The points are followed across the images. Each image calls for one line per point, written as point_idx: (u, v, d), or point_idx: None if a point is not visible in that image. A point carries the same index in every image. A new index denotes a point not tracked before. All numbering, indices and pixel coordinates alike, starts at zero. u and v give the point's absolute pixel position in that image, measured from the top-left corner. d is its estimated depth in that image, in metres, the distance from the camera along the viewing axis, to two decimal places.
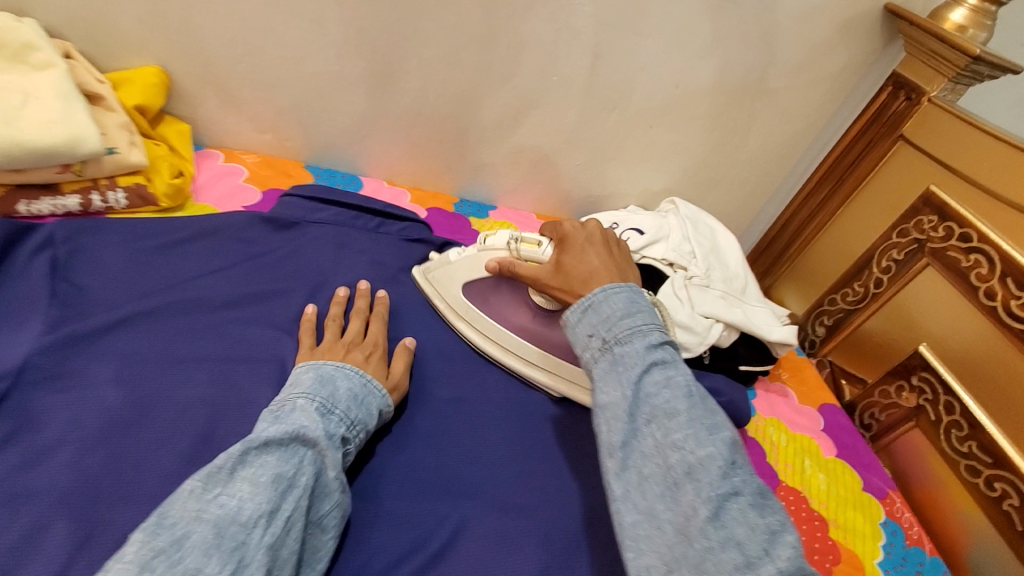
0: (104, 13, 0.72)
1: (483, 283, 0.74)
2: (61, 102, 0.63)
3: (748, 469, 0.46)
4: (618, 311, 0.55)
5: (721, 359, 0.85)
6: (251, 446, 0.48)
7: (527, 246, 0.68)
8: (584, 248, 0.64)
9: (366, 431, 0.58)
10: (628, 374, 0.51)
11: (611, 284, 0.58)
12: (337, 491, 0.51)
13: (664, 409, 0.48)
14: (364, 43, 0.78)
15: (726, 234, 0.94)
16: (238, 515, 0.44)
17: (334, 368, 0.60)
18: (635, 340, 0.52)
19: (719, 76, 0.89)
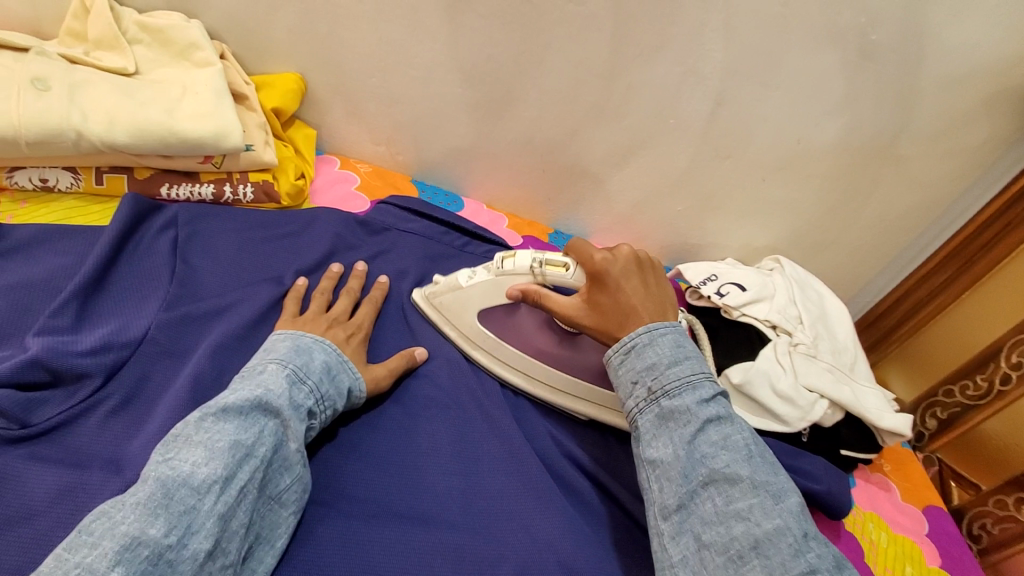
0: (260, 21, 0.77)
1: (495, 310, 0.71)
2: (215, 99, 0.67)
3: (820, 542, 0.45)
4: (665, 359, 0.55)
5: (821, 440, 0.78)
6: (207, 413, 0.48)
7: (552, 270, 0.65)
8: (618, 281, 0.61)
9: (335, 410, 0.57)
10: (680, 431, 0.51)
11: (656, 325, 0.58)
12: (297, 465, 0.51)
13: (724, 473, 0.48)
14: (489, 69, 0.80)
15: (835, 300, 0.88)
16: (190, 479, 0.44)
17: (312, 342, 0.60)
18: (685, 394, 0.53)
19: (845, 137, 0.84)
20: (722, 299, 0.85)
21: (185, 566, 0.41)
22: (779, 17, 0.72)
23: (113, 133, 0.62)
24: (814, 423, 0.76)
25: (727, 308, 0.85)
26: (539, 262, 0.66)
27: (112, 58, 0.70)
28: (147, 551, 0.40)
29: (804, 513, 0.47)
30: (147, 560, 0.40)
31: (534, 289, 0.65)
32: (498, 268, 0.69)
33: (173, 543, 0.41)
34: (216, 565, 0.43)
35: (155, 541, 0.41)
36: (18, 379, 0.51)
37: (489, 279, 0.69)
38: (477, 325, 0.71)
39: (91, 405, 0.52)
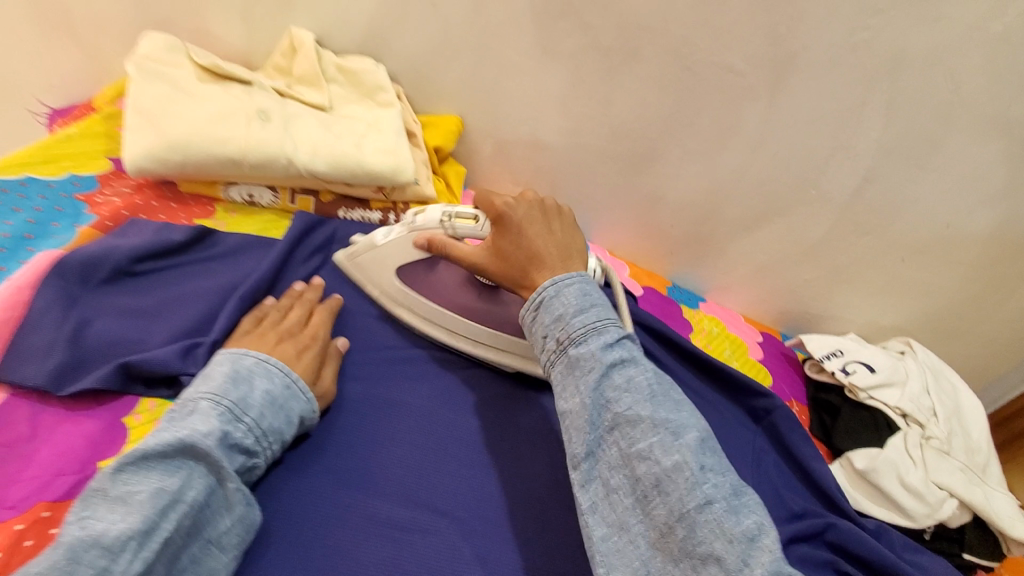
0: (434, 69, 0.85)
1: (417, 266, 0.70)
2: (394, 137, 0.75)
3: (717, 471, 0.46)
4: (572, 308, 0.53)
5: (944, 540, 0.73)
6: (125, 460, 0.43)
7: (460, 222, 0.65)
8: (519, 224, 0.60)
9: (281, 442, 0.52)
10: (585, 379, 0.50)
11: (561, 276, 0.56)
12: (237, 505, 0.47)
13: (627, 417, 0.48)
14: (637, 127, 0.83)
15: (972, 396, 0.83)
16: (100, 539, 0.39)
17: (254, 364, 0.54)
18: (591, 341, 0.51)
19: (1001, 227, 0.80)
20: (847, 377, 0.83)
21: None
22: (945, 104, 0.72)
23: (314, 161, 0.70)
24: (940, 522, 0.72)
25: (853, 387, 0.82)
26: (448, 214, 0.65)
27: (311, 93, 0.79)
28: None
29: (704, 443, 0.47)
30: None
31: (439, 239, 0.65)
32: (411, 222, 0.68)
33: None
34: None
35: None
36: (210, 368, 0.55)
37: (404, 234, 0.68)
38: (394, 279, 0.70)
39: None
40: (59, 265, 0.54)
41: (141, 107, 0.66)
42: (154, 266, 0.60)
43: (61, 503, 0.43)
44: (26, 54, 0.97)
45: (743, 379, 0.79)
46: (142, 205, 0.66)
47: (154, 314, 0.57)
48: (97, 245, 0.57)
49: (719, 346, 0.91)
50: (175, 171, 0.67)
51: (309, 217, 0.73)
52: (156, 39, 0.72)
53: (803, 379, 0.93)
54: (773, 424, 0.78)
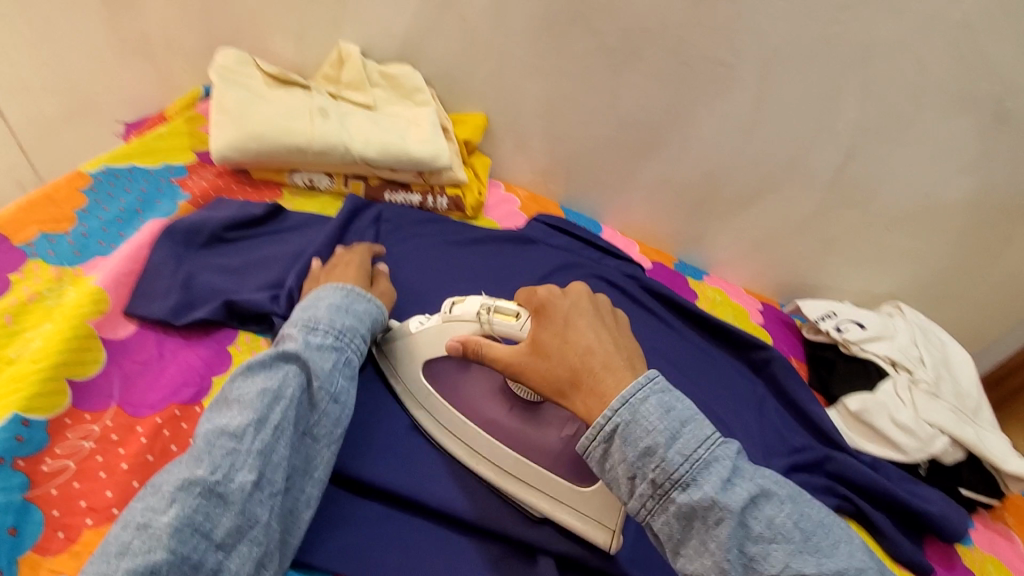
0: (463, 73, 0.98)
1: (448, 364, 0.64)
2: (432, 129, 0.87)
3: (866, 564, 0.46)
4: (662, 435, 0.46)
5: (940, 476, 0.80)
6: (237, 371, 0.52)
7: (500, 318, 0.57)
8: (574, 322, 0.54)
9: (359, 342, 0.60)
10: (715, 535, 0.44)
11: (630, 389, 0.48)
12: (324, 403, 0.54)
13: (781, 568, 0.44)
14: (643, 117, 0.95)
15: (960, 349, 0.91)
16: (227, 427, 0.48)
17: (317, 293, 0.62)
18: (705, 482, 0.45)
19: (976, 194, 0.89)
20: (841, 334, 0.92)
21: (234, 497, 0.45)
22: (914, 84, 0.82)
23: (367, 149, 0.82)
24: (933, 457, 0.79)
25: (846, 343, 0.91)
26: (487, 309, 0.58)
27: (357, 96, 0.92)
28: (198, 488, 0.44)
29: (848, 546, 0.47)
30: (200, 496, 0.44)
31: (475, 339, 0.57)
32: (447, 312, 0.61)
33: (221, 479, 0.45)
34: (265, 494, 0.47)
35: (205, 480, 0.44)
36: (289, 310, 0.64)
37: (436, 324, 0.62)
38: (420, 378, 0.63)
39: None
40: (169, 229, 0.67)
41: (225, 108, 0.79)
42: (239, 234, 0.72)
43: (188, 405, 0.55)
44: (100, 71, 1.11)
45: (745, 335, 0.88)
46: (224, 188, 0.79)
47: (242, 272, 0.68)
48: (195, 216, 0.70)
49: (722, 312, 1.01)
50: (251, 160, 0.79)
51: (356, 199, 0.83)
52: (229, 54, 0.85)
53: (802, 342, 1.01)
54: (772, 373, 0.86)
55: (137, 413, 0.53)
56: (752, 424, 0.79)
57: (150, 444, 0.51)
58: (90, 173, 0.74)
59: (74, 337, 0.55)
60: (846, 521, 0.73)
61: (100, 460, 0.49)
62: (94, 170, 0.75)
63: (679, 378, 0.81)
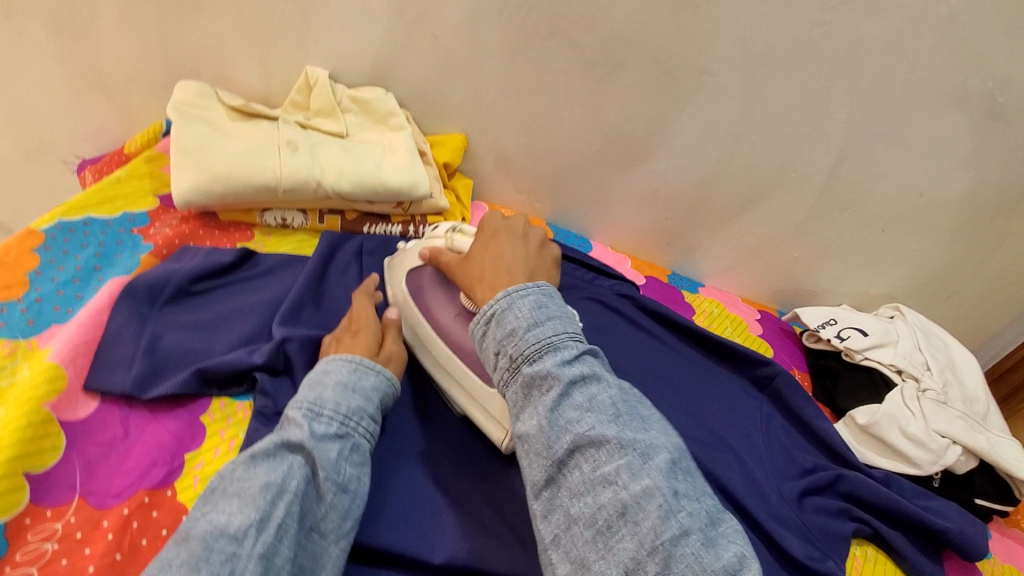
0: (439, 93, 0.94)
1: (427, 275, 0.73)
2: (409, 156, 0.82)
3: (691, 497, 0.44)
4: (525, 322, 0.52)
5: (954, 486, 0.78)
6: (237, 464, 0.48)
7: (459, 237, 0.70)
8: (497, 238, 0.64)
9: (369, 420, 0.55)
10: (543, 399, 0.48)
11: (516, 288, 0.55)
12: (331, 493, 0.49)
13: (587, 437, 0.46)
14: (627, 129, 0.91)
15: (964, 351, 0.89)
16: (226, 528, 0.43)
17: (321, 367, 0.58)
18: (547, 358, 0.50)
19: (972, 191, 0.87)
20: (843, 342, 0.90)
21: None
22: (904, 83, 0.79)
23: (341, 182, 0.78)
24: (947, 468, 0.77)
25: (849, 351, 0.89)
26: (453, 229, 0.71)
27: (329, 124, 0.87)
28: None
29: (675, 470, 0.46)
30: None
31: (438, 247, 0.70)
32: (429, 234, 0.75)
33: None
34: None
35: None
36: (268, 365, 0.60)
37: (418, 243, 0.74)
38: (401, 282, 0.74)
39: None
40: (129, 289, 0.62)
41: (184, 146, 0.74)
42: (207, 285, 0.67)
43: (157, 490, 0.50)
44: (54, 107, 1.05)
45: (745, 351, 0.85)
46: (190, 233, 0.74)
47: (212, 327, 0.63)
48: (158, 270, 0.65)
49: (721, 326, 0.98)
50: (217, 201, 0.75)
51: (335, 234, 0.78)
52: (188, 87, 0.80)
53: (803, 350, 0.99)
54: (777, 390, 0.83)
55: (101, 504, 0.49)
56: (761, 447, 0.76)
57: (117, 540, 0.47)
58: (43, 229, 0.69)
59: (29, 424, 0.50)
60: (864, 545, 0.71)
61: (64, 565, 0.45)
62: (46, 226, 0.69)
63: (685, 404, 0.78)
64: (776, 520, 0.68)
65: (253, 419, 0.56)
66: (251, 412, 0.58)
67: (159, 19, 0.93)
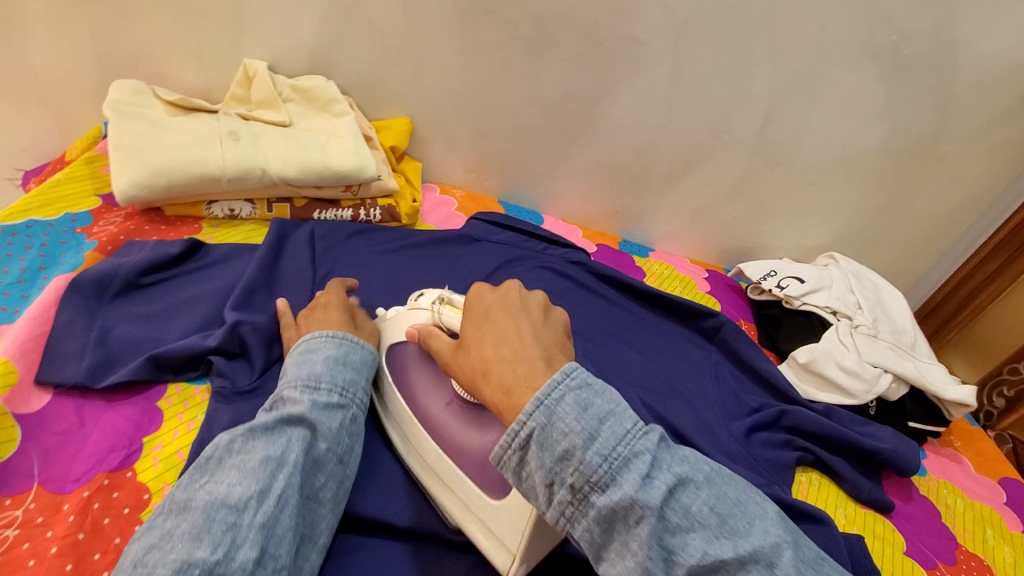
0: (380, 77, 0.95)
1: (412, 355, 0.65)
2: (353, 139, 0.84)
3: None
4: (580, 438, 0.40)
5: (888, 412, 0.84)
6: (237, 436, 0.49)
7: (449, 310, 0.60)
8: (493, 317, 0.51)
9: (362, 392, 0.58)
10: (636, 536, 0.39)
11: (545, 387, 0.43)
12: (329, 464, 0.52)
13: (710, 567, 0.38)
14: (567, 102, 0.94)
15: (892, 289, 0.96)
16: (228, 499, 0.44)
17: (310, 340, 0.59)
18: (624, 481, 0.39)
19: (889, 140, 0.93)
20: (783, 290, 0.95)
21: None
22: (818, 41, 0.84)
23: (286, 169, 0.79)
24: (881, 396, 0.83)
25: (788, 298, 0.94)
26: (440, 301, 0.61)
27: (270, 114, 0.88)
28: (197, 572, 0.40)
29: (797, 557, 0.40)
30: None
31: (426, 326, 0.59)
32: (411, 304, 0.65)
33: (222, 557, 0.41)
34: (268, 571, 0.43)
35: (204, 561, 0.41)
36: (222, 348, 0.61)
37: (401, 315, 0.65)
38: (385, 365, 0.66)
39: (269, 375, 0.62)
40: (75, 284, 0.61)
41: (123, 143, 0.74)
42: (156, 277, 0.67)
43: (117, 472, 0.52)
44: None
45: (691, 304, 0.89)
46: (135, 229, 0.74)
47: (163, 318, 0.64)
48: (104, 264, 0.65)
49: (671, 286, 1.02)
50: (162, 196, 0.75)
51: (283, 222, 0.79)
52: (123, 85, 0.79)
53: (748, 303, 1.04)
54: (723, 339, 0.87)
55: (61, 489, 0.50)
56: (711, 392, 0.80)
57: (79, 521, 0.48)
58: None
59: None
60: (808, 471, 0.76)
61: (27, 548, 0.46)
62: None
63: (636, 359, 0.82)
64: (727, 455, 0.72)
65: (212, 399, 0.58)
66: (209, 395, 0.60)
67: (85, 20, 0.91)
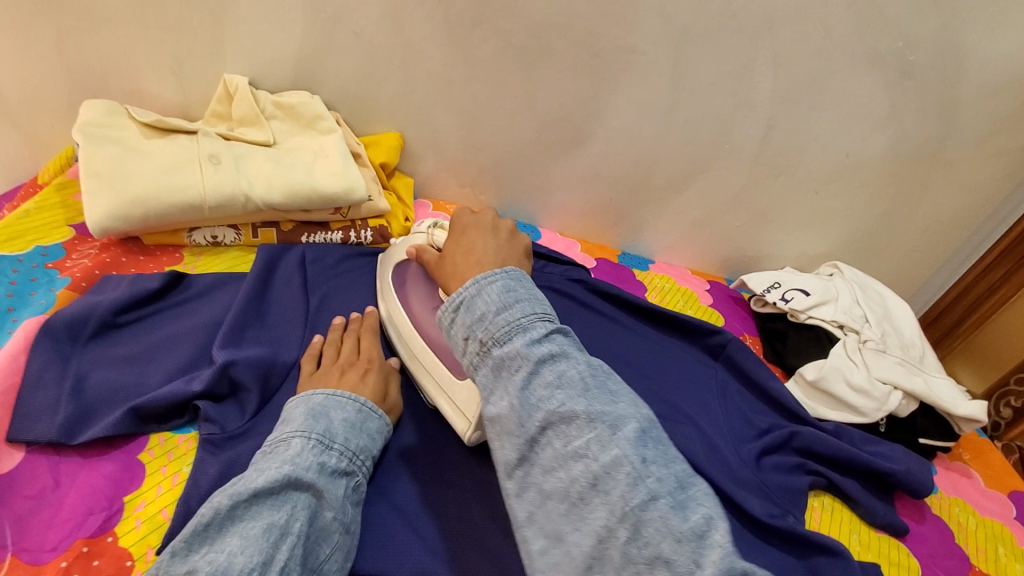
0: (368, 91, 0.91)
1: (409, 271, 0.72)
2: (341, 159, 0.80)
3: (660, 464, 0.42)
4: (494, 306, 0.50)
5: (898, 429, 0.82)
6: (238, 499, 0.46)
7: (439, 232, 0.69)
8: (469, 232, 0.62)
9: (371, 459, 0.56)
10: (512, 381, 0.46)
11: (484, 274, 0.53)
12: (336, 534, 0.48)
13: (559, 414, 0.44)
14: (563, 114, 0.91)
15: (899, 301, 0.94)
16: (227, 569, 0.41)
17: (324, 400, 0.57)
18: (515, 338, 0.48)
19: (893, 148, 0.91)
20: (788, 304, 0.92)
21: None
22: (821, 48, 0.82)
23: (271, 193, 0.75)
24: (890, 414, 0.81)
25: (794, 312, 0.92)
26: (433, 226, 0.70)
27: (254, 133, 0.84)
28: None
29: (644, 436, 0.44)
30: None
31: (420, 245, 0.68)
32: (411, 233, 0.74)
33: None
34: None
35: None
36: (209, 391, 0.58)
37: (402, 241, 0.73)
38: (386, 278, 0.73)
39: (260, 417, 0.59)
40: (46, 327, 0.57)
41: (95, 170, 0.69)
42: (134, 315, 0.63)
43: (96, 538, 0.49)
44: None
45: (695, 322, 0.86)
46: (111, 261, 0.70)
47: (144, 359, 0.60)
48: (78, 304, 0.61)
49: (673, 301, 1.00)
50: (139, 226, 0.71)
51: (271, 247, 0.74)
52: (95, 106, 0.75)
53: (752, 315, 1.02)
54: (729, 356, 0.85)
55: (36, 560, 0.47)
56: (720, 414, 0.78)
57: None
58: None
59: None
60: (820, 496, 0.74)
61: None
62: None
63: (642, 380, 0.79)
64: (737, 482, 0.70)
65: (201, 448, 0.55)
66: (196, 443, 0.57)
67: (54, 34, 0.86)
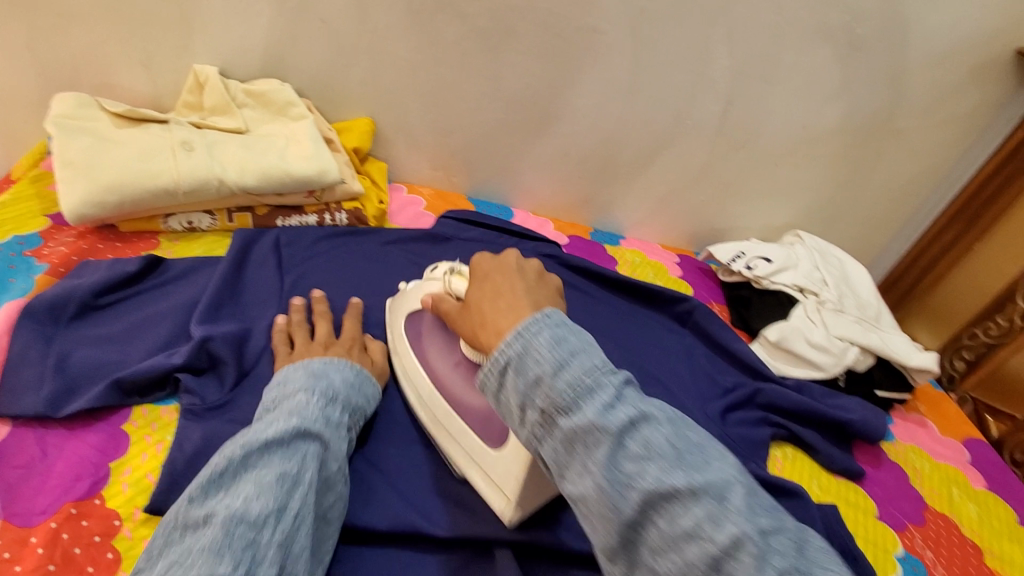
0: (338, 78, 0.93)
1: (425, 320, 0.67)
2: (312, 143, 0.82)
3: (779, 528, 0.35)
4: (549, 364, 0.39)
5: (856, 383, 0.86)
6: (251, 448, 0.48)
7: (458, 279, 0.61)
8: (493, 279, 0.48)
9: (364, 417, 0.60)
10: (592, 458, 0.36)
11: (524, 322, 0.42)
12: (338, 484, 0.52)
13: (658, 492, 0.35)
14: (530, 95, 0.94)
15: (856, 264, 0.98)
16: (247, 514, 0.44)
17: (323, 364, 0.60)
18: (585, 405, 0.38)
19: (846, 119, 0.95)
20: (752, 271, 0.96)
21: None
22: (773, 24, 0.85)
23: (245, 178, 0.77)
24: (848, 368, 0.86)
25: (757, 279, 0.95)
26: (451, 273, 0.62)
27: (225, 121, 0.85)
28: None
29: (752, 499, 0.36)
30: None
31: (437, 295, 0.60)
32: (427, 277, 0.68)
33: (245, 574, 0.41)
34: None
35: None
36: (189, 364, 0.60)
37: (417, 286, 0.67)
38: (402, 329, 0.68)
39: (240, 386, 0.61)
40: (28, 311, 0.59)
41: (68, 160, 0.71)
42: (114, 297, 0.65)
43: (84, 501, 0.51)
44: None
45: (661, 290, 0.90)
46: (89, 249, 0.72)
47: (124, 339, 0.62)
48: (58, 288, 0.63)
49: (643, 274, 1.03)
50: (114, 213, 0.72)
51: (246, 231, 0.76)
52: (65, 98, 0.76)
53: (719, 285, 1.06)
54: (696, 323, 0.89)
55: (26, 523, 0.48)
56: (685, 375, 0.82)
57: (49, 553, 0.47)
58: None
59: None
60: (783, 446, 0.79)
61: None
62: None
63: (612, 346, 0.83)
64: None
65: (182, 417, 0.57)
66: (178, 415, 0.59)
67: (20, 29, 0.87)
